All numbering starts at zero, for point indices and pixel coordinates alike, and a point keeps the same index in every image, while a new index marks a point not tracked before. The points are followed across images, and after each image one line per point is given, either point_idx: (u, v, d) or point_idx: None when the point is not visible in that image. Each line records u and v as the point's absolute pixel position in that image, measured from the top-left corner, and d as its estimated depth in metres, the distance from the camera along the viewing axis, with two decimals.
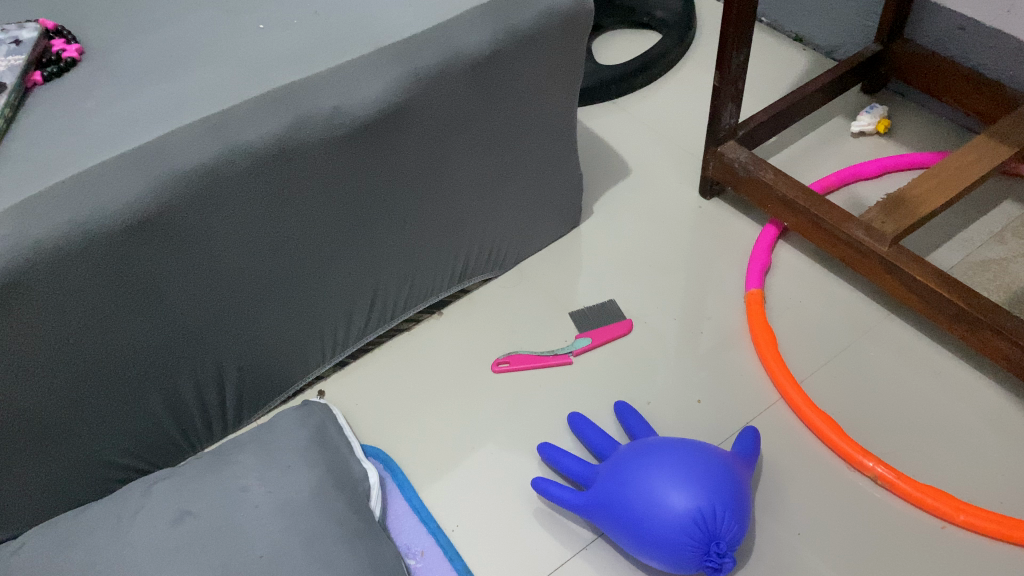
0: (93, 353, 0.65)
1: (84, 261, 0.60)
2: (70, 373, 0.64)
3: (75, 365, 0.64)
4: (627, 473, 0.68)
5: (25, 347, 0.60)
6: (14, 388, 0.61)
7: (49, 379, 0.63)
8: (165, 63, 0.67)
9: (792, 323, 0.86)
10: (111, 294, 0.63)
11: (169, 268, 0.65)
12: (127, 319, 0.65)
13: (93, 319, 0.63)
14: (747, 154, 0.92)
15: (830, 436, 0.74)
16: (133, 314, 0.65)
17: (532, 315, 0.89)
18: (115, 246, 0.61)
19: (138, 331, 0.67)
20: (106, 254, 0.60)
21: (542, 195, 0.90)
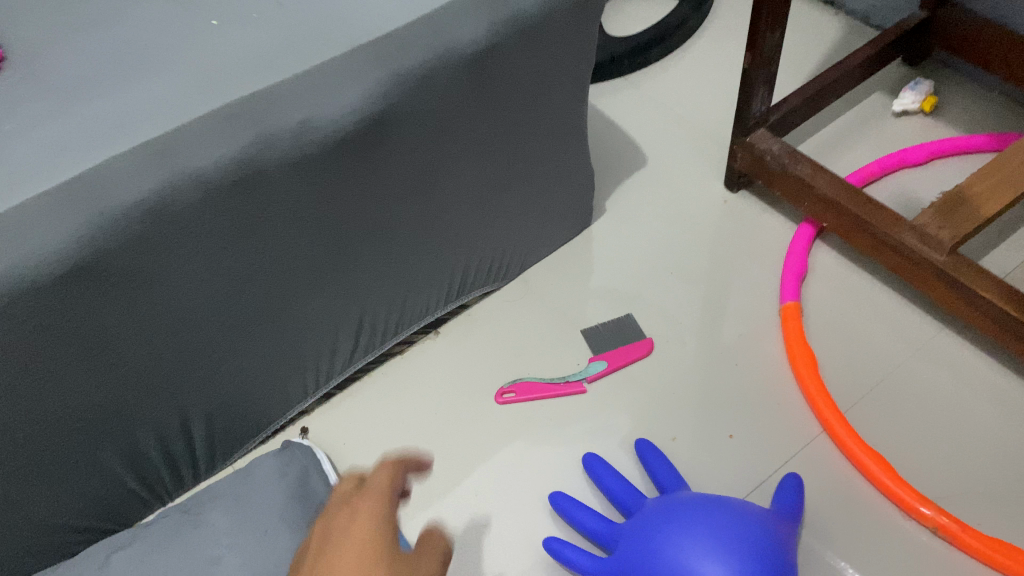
0: (33, 420, 0.55)
1: (11, 321, 0.49)
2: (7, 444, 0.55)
3: (12, 434, 0.54)
4: (653, 539, 0.59)
5: None
6: None
7: None
8: (103, 69, 0.56)
9: (834, 339, 0.76)
10: (48, 354, 0.53)
11: (118, 322, 0.55)
12: (72, 378, 0.55)
13: (26, 387, 0.53)
14: (781, 144, 0.81)
15: (883, 478, 0.65)
16: (78, 372, 0.55)
17: (539, 334, 0.79)
18: (48, 301, 0.50)
19: (85, 390, 0.57)
20: (39, 311, 0.50)
21: (548, 198, 0.80)
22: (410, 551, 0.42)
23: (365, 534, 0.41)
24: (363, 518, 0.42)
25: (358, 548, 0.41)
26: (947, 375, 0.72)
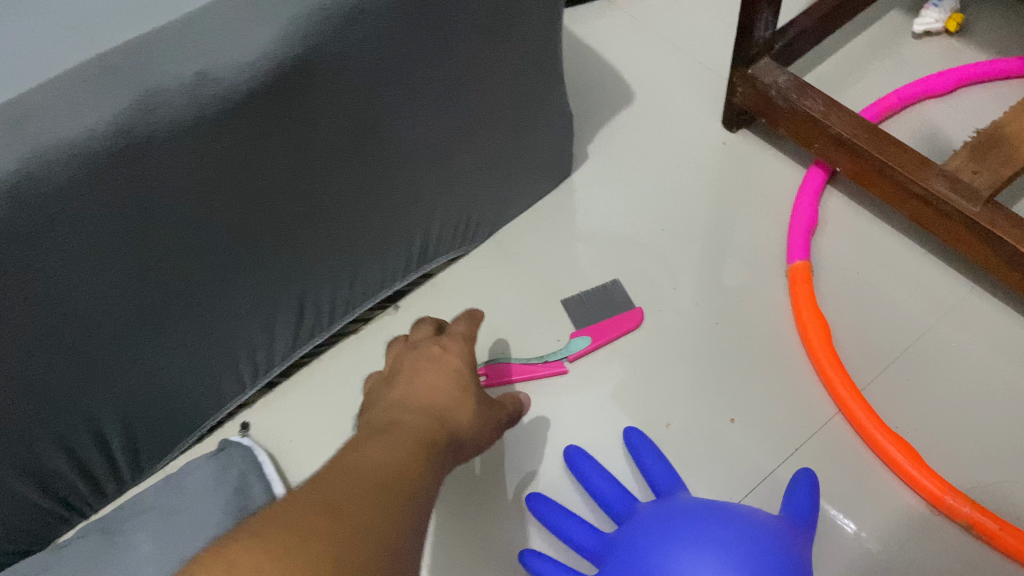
0: None
1: None
2: None
3: None
4: (641, 552, 0.51)
5: None
6: None
7: None
8: None
9: (849, 302, 0.66)
10: None
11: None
12: None
13: None
14: (788, 76, 0.70)
15: (909, 468, 0.56)
16: None
17: (513, 306, 0.70)
18: None
19: None
20: None
21: (520, 148, 0.69)
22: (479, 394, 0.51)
23: (451, 334, 0.54)
24: (450, 345, 0.53)
25: (443, 376, 0.50)
26: (980, 342, 0.63)
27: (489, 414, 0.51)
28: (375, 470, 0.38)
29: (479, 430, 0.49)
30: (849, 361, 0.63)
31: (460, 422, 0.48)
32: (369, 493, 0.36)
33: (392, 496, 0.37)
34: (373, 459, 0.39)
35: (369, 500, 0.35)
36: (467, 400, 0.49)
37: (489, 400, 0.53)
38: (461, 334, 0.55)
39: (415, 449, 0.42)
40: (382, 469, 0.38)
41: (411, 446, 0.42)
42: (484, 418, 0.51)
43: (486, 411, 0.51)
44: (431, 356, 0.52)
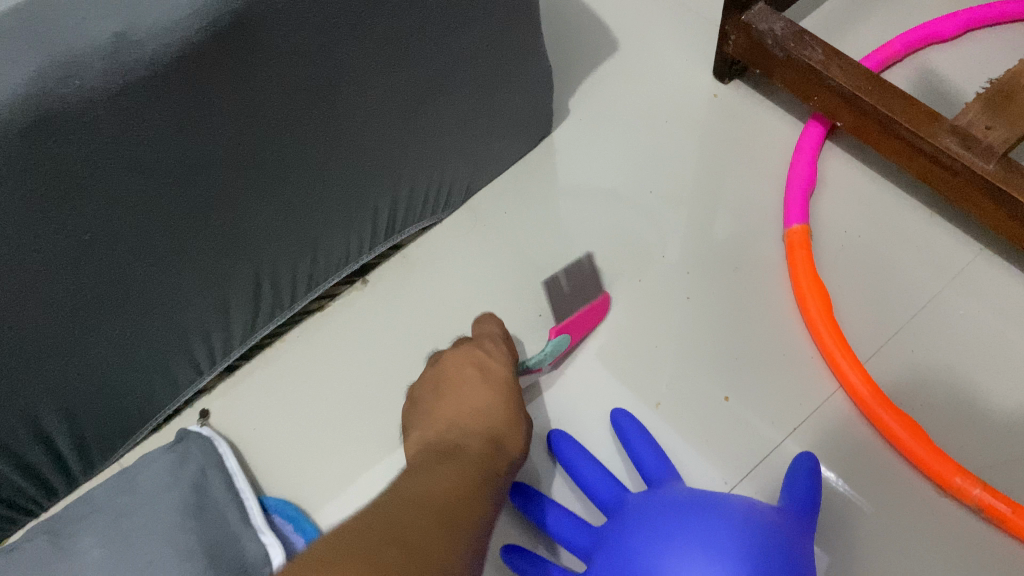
0: None
1: None
2: None
3: None
4: (631, 549, 0.47)
5: None
6: None
7: None
8: None
9: (850, 269, 0.61)
10: None
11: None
12: None
13: None
14: (785, 22, 0.65)
15: (915, 448, 0.52)
16: None
17: (489, 278, 0.65)
18: None
19: None
20: None
21: (495, 107, 0.64)
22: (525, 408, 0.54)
23: (490, 337, 0.57)
24: (495, 358, 0.56)
25: (491, 393, 0.53)
26: (989, 308, 0.59)
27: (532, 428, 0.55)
28: (452, 500, 0.42)
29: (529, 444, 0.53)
30: (849, 331, 0.59)
31: (512, 441, 0.52)
32: (451, 525, 0.40)
33: (469, 530, 0.41)
34: (448, 487, 0.44)
35: (452, 530, 0.40)
36: (517, 418, 0.53)
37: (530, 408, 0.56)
38: (497, 337, 0.58)
39: (478, 477, 0.46)
40: (456, 498, 0.43)
41: (474, 473, 0.46)
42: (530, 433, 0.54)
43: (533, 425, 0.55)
44: (479, 369, 0.55)
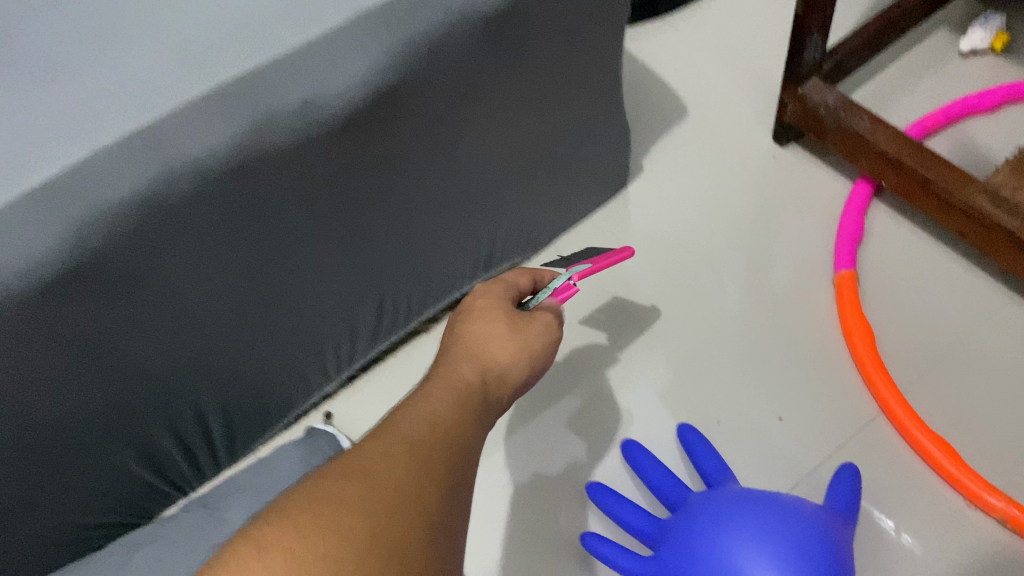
0: (31, 429, 0.52)
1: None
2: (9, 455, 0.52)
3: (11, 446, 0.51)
4: (698, 537, 0.55)
5: None
6: None
7: None
8: (81, 47, 0.49)
9: (892, 310, 0.70)
10: (47, 362, 0.49)
11: (109, 326, 0.50)
12: (76, 382, 0.52)
13: (17, 397, 0.49)
14: (837, 95, 0.74)
15: (948, 467, 0.60)
16: (80, 375, 0.52)
17: (569, 309, 0.75)
18: (36, 306, 0.46)
19: (85, 394, 0.53)
20: (28, 317, 0.46)
21: (581, 162, 0.74)
22: (534, 322, 0.49)
23: (500, 286, 0.51)
24: (500, 297, 0.50)
25: (495, 331, 0.48)
26: (1016, 348, 0.66)
27: (553, 335, 0.49)
28: (436, 441, 0.38)
29: (543, 362, 0.49)
30: (891, 364, 0.67)
31: (513, 366, 0.47)
32: (428, 484, 0.36)
33: (451, 478, 0.37)
34: (430, 422, 0.40)
35: (429, 483, 0.36)
36: (520, 338, 0.48)
37: (557, 313, 0.52)
38: (520, 288, 0.52)
39: (465, 421, 0.41)
40: (438, 444, 0.38)
41: (460, 418, 0.41)
42: (545, 346, 0.49)
43: (552, 342, 0.49)
44: (480, 315, 0.49)
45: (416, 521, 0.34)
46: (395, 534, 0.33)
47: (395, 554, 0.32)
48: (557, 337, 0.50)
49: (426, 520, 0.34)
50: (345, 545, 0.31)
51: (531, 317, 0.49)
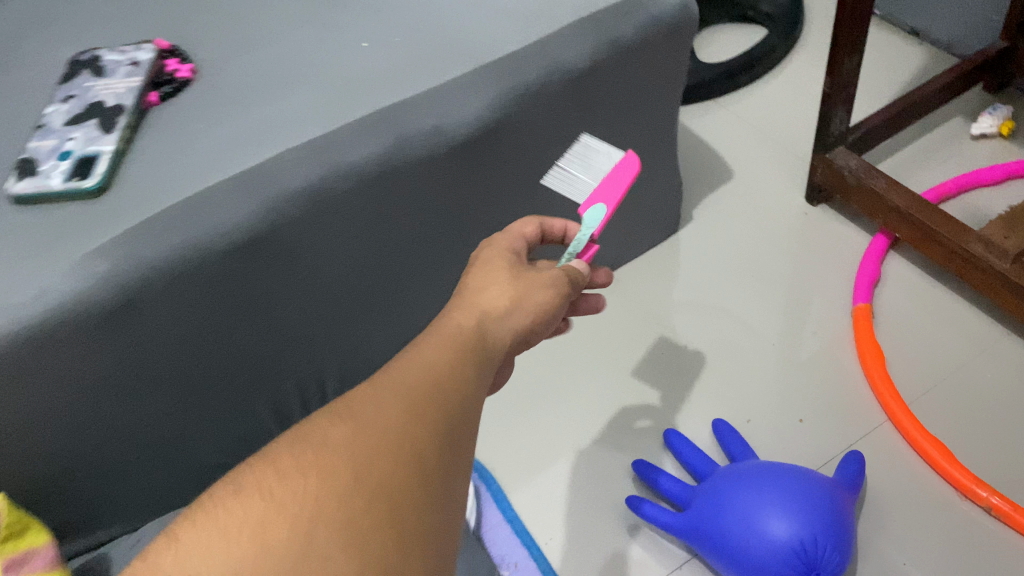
0: (202, 368, 0.67)
1: (197, 282, 0.61)
2: (183, 387, 0.67)
3: (186, 379, 0.67)
4: (726, 498, 0.67)
5: (140, 365, 0.63)
6: (132, 400, 0.64)
7: (161, 396, 0.66)
8: (271, 82, 0.66)
9: (902, 338, 0.82)
10: (225, 312, 0.65)
11: (271, 291, 0.66)
12: (238, 332, 0.67)
13: (198, 339, 0.65)
14: (858, 160, 0.88)
15: (943, 463, 0.71)
16: (242, 327, 0.67)
17: (624, 327, 0.89)
18: (227, 265, 0.62)
19: (241, 343, 0.68)
20: (220, 273, 0.62)
21: (640, 205, 0.89)
22: (536, 273, 0.49)
23: (499, 243, 0.52)
24: (504, 249, 0.51)
25: (493, 281, 0.48)
26: (1010, 375, 0.77)
27: (559, 288, 0.49)
28: (429, 388, 0.40)
29: (544, 312, 0.48)
30: (899, 381, 0.79)
31: (513, 317, 0.46)
32: (419, 428, 0.37)
33: (447, 416, 0.39)
34: (428, 366, 0.41)
35: (417, 426, 0.37)
36: (521, 287, 0.48)
37: (570, 276, 0.50)
38: (526, 238, 0.54)
39: (463, 365, 0.42)
40: (433, 388, 0.40)
41: (461, 359, 0.42)
42: (548, 296, 0.48)
43: (558, 292, 0.49)
44: (482, 271, 0.49)
45: (401, 461, 0.35)
46: (375, 474, 0.34)
47: (375, 491, 0.34)
48: (564, 290, 0.49)
49: (411, 464, 0.36)
50: (326, 482, 0.34)
51: (535, 270, 0.50)
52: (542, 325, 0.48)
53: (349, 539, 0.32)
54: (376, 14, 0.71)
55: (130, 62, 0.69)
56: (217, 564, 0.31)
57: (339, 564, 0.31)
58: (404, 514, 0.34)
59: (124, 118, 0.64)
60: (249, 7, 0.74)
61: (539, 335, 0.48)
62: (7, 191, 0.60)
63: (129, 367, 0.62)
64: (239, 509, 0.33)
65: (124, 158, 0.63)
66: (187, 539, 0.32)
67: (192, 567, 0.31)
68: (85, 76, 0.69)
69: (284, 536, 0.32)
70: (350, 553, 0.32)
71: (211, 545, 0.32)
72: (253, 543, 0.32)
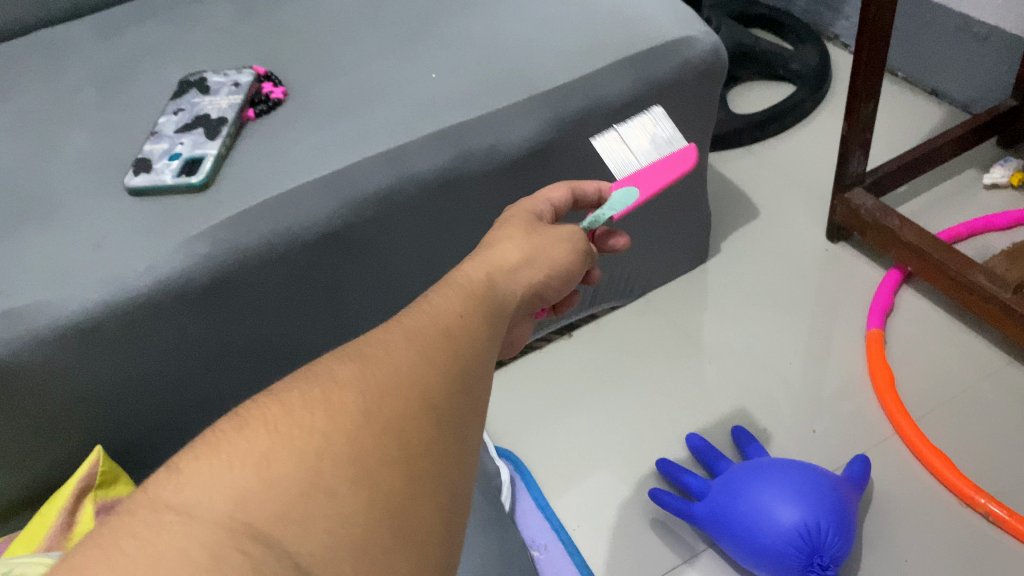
0: (269, 344, 0.76)
1: (274, 268, 0.71)
2: (252, 359, 0.76)
3: (254, 353, 0.76)
4: (738, 487, 0.73)
5: (217, 337, 0.72)
6: (207, 369, 0.74)
7: (231, 366, 0.75)
8: (352, 102, 0.76)
9: (911, 363, 0.89)
10: (296, 295, 0.74)
11: (338, 279, 0.76)
12: (304, 314, 0.77)
13: (268, 318, 0.74)
14: (875, 201, 0.96)
15: (943, 471, 0.77)
16: (309, 310, 0.77)
17: (653, 343, 0.97)
18: (304, 254, 0.71)
19: (306, 325, 0.78)
20: (297, 261, 0.71)
21: (672, 233, 0.98)
22: (552, 232, 0.57)
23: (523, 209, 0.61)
24: (526, 211, 0.61)
25: (511, 239, 0.56)
26: (1011, 398, 0.83)
27: (570, 251, 0.57)
28: (441, 335, 0.43)
29: (558, 266, 0.56)
30: (908, 400, 0.86)
31: (529, 269, 0.54)
32: (430, 372, 0.40)
33: (457, 366, 0.42)
34: (439, 319, 0.44)
35: (427, 371, 0.40)
36: (534, 247, 0.56)
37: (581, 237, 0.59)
38: (552, 203, 0.63)
39: (475, 318, 0.46)
40: (444, 336, 0.43)
41: (470, 315, 0.46)
42: (561, 251, 0.57)
43: (569, 248, 0.57)
44: (505, 231, 0.57)
45: (411, 405, 0.38)
46: (385, 414, 0.37)
47: (384, 429, 0.36)
48: (574, 247, 0.58)
49: (419, 406, 0.38)
50: (334, 420, 0.36)
51: (550, 228, 0.58)
52: (557, 278, 0.56)
53: (357, 475, 0.34)
54: (444, 50, 0.81)
55: (232, 83, 0.80)
56: (223, 489, 0.32)
57: (345, 499, 0.34)
58: (413, 453, 0.37)
59: (225, 128, 0.74)
60: (336, 40, 0.85)
61: (555, 285, 0.57)
62: (126, 183, 0.70)
63: (208, 339, 0.71)
64: (246, 440, 0.34)
65: (225, 160, 0.72)
66: (188, 468, 0.33)
67: (192, 497, 0.32)
68: (193, 94, 0.80)
69: (290, 470, 0.33)
70: (356, 491, 0.34)
71: (214, 473, 0.33)
72: (261, 471, 0.33)
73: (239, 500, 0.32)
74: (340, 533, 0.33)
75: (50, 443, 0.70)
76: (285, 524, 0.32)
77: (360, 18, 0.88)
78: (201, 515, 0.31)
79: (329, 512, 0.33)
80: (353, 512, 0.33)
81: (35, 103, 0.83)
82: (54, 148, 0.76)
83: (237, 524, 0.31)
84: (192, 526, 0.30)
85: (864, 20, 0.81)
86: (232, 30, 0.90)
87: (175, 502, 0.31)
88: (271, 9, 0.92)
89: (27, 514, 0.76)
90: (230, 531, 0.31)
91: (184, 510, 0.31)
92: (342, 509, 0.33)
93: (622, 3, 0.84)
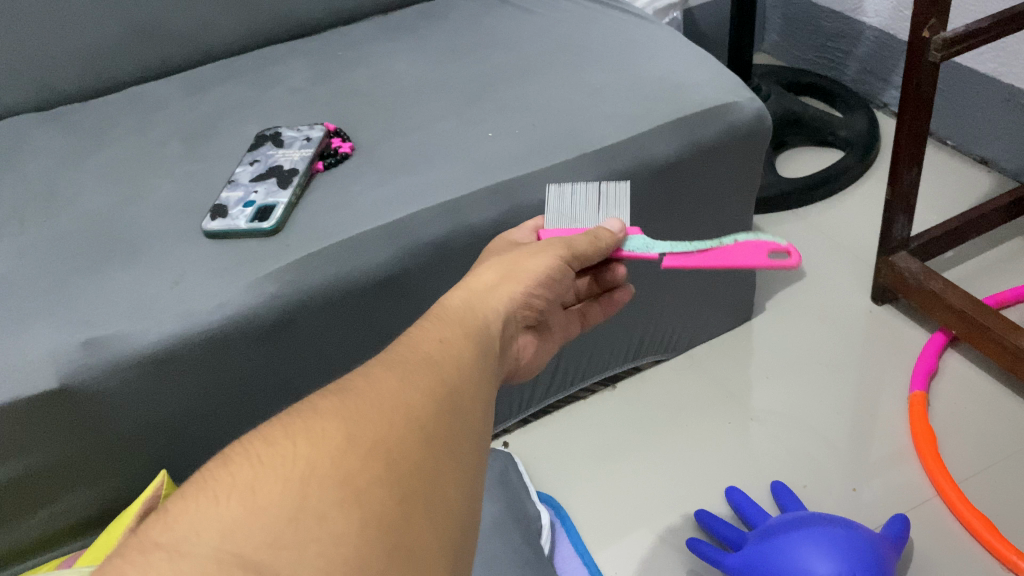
0: (316, 379, 0.80)
1: (322, 311, 0.75)
2: (298, 394, 0.80)
3: (302, 390, 0.80)
4: (775, 539, 0.74)
5: (261, 373, 0.76)
6: (252, 403, 0.78)
7: (280, 400, 0.80)
8: (414, 159, 0.82)
9: (954, 427, 0.90)
10: (345, 337, 0.78)
11: (385, 323, 0.80)
12: (352, 355, 0.81)
13: (313, 355, 0.78)
14: (919, 265, 0.98)
15: (984, 533, 0.77)
16: (358, 352, 0.81)
17: (699, 399, 0.99)
18: (355, 300, 0.76)
19: (353, 364, 0.82)
20: (346, 305, 0.76)
21: (717, 291, 1.00)
22: (527, 251, 0.60)
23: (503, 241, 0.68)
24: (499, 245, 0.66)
25: (486, 271, 0.59)
26: None
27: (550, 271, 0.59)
28: (423, 366, 0.44)
29: (534, 278, 0.58)
30: (952, 463, 0.86)
31: (507, 288, 0.57)
32: (413, 397, 0.41)
33: (442, 391, 0.43)
34: (419, 351, 0.45)
35: (411, 398, 0.41)
36: (512, 277, 0.58)
37: (563, 246, 0.60)
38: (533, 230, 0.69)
39: (455, 347, 0.47)
40: (426, 367, 0.44)
41: (451, 345, 0.47)
42: (536, 262, 0.59)
43: (549, 258, 0.59)
44: (482, 265, 0.61)
45: (395, 429, 0.39)
46: (369, 436, 0.38)
47: (369, 451, 0.37)
48: (554, 257, 0.59)
49: (403, 430, 0.39)
50: (317, 446, 0.36)
51: (525, 251, 0.61)
52: (538, 289, 0.59)
53: (344, 496, 0.35)
54: (501, 113, 0.87)
55: (304, 138, 0.86)
56: (209, 526, 0.32)
57: (335, 520, 0.34)
58: (401, 472, 0.37)
59: (296, 179, 0.80)
60: (402, 102, 0.91)
61: (540, 293, 0.59)
62: (203, 227, 0.76)
63: (256, 374, 0.76)
64: (230, 477, 0.35)
65: (293, 209, 0.78)
66: (175, 509, 0.33)
67: (180, 534, 0.32)
68: (269, 146, 0.86)
69: (276, 500, 0.34)
70: (347, 512, 0.34)
71: (201, 510, 0.33)
72: (245, 502, 0.33)
73: (226, 533, 0.32)
74: (334, 553, 0.33)
75: (118, 465, 0.75)
76: (275, 551, 0.32)
77: (424, 82, 0.94)
78: (190, 551, 0.31)
79: (320, 534, 0.33)
80: (345, 533, 0.34)
81: (124, 153, 0.90)
82: (141, 195, 0.83)
83: (225, 556, 0.32)
84: (179, 563, 0.31)
85: (906, 90, 0.85)
86: (307, 91, 0.97)
87: (165, 541, 0.32)
88: (343, 72, 1.00)
89: (95, 532, 0.81)
90: (219, 563, 0.31)
91: (173, 548, 0.32)
92: (334, 530, 0.34)
93: (672, 72, 0.89)
